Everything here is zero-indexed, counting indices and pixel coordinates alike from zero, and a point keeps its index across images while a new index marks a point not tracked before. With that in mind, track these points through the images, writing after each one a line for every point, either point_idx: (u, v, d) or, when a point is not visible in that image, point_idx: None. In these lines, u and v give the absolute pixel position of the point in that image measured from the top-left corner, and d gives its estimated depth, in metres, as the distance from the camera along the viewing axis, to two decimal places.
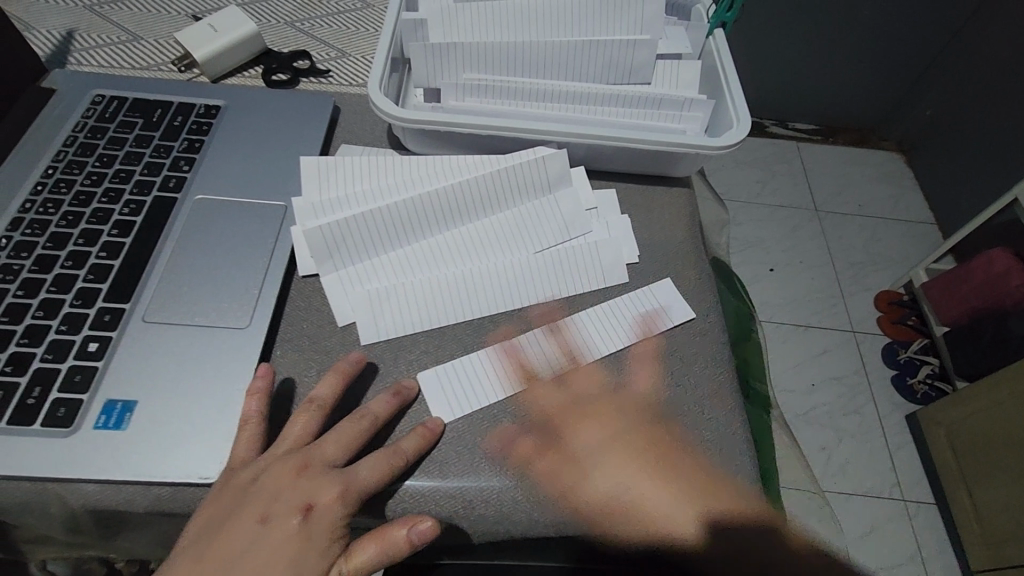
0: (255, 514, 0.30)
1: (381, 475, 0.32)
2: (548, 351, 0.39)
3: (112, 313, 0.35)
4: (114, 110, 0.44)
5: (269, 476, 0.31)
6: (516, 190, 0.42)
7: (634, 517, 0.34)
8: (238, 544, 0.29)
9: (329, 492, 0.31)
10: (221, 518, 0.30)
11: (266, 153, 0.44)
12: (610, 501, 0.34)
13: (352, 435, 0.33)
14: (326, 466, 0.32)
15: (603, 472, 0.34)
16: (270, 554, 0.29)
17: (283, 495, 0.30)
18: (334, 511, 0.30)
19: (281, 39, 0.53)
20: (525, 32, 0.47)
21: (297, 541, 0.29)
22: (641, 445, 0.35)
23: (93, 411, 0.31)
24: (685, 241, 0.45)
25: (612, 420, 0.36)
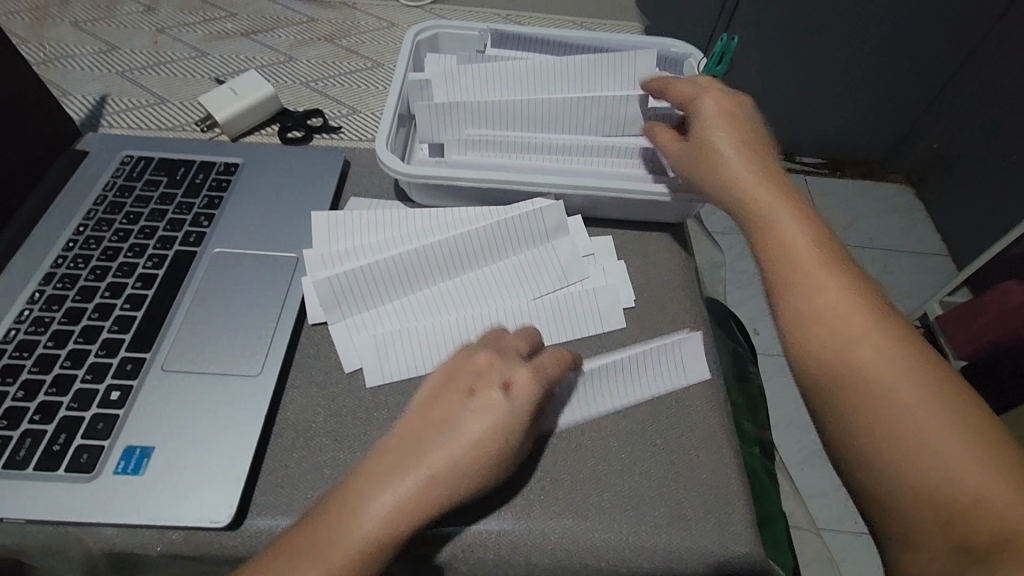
0: (463, 390, 0.34)
1: (560, 366, 0.36)
2: (634, 373, 0.40)
3: (133, 362, 0.37)
4: (141, 170, 0.47)
5: (478, 360, 0.35)
6: (516, 240, 0.44)
7: (766, 207, 0.38)
8: (453, 420, 0.33)
9: (521, 375, 0.34)
10: (441, 399, 0.34)
11: (281, 207, 0.47)
12: (752, 184, 0.39)
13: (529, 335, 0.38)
14: (517, 358, 0.36)
15: (760, 188, 0.39)
16: (479, 421, 0.33)
17: (480, 374, 0.35)
18: (528, 395, 0.34)
19: (296, 99, 0.56)
20: (524, 91, 0.50)
21: (495, 410, 0.33)
22: (755, 161, 0.41)
23: (113, 457, 0.33)
24: (681, 285, 0.46)
25: (735, 149, 0.41)
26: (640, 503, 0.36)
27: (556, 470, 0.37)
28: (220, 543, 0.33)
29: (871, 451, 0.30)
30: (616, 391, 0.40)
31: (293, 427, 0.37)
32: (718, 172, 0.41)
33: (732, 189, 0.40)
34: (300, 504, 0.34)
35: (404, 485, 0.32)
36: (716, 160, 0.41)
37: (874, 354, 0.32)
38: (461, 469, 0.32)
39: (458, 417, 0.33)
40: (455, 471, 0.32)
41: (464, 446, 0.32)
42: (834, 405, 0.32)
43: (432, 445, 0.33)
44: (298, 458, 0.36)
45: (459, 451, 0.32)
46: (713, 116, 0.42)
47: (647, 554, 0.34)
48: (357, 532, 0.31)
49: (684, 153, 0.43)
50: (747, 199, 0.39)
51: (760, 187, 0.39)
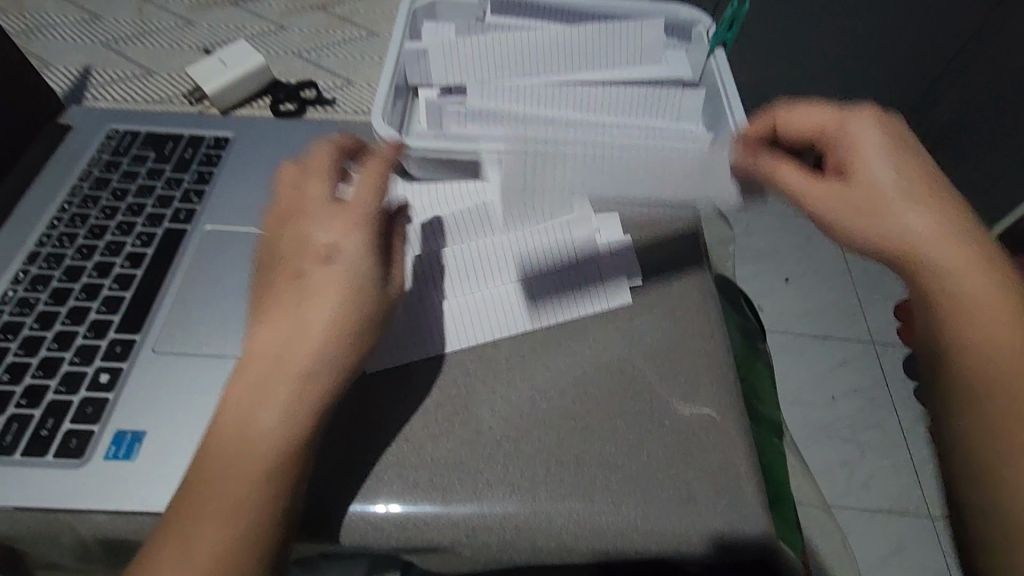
0: (307, 262, 0.34)
1: (373, 192, 0.36)
2: (539, 291, 0.42)
3: (123, 344, 0.36)
4: (127, 145, 0.45)
5: (302, 227, 0.35)
6: (519, 216, 0.43)
7: (887, 215, 0.37)
8: (297, 286, 0.34)
9: (342, 233, 0.35)
10: (284, 279, 0.34)
11: (273, 183, 0.45)
12: (901, 199, 0.37)
13: (321, 171, 0.37)
14: (325, 205, 0.36)
15: (915, 208, 0.37)
16: (326, 286, 0.33)
17: (303, 249, 0.35)
18: (353, 239, 0.34)
19: (289, 70, 0.54)
20: (525, 61, 0.48)
21: (331, 276, 0.34)
22: (940, 237, 0.36)
23: (103, 442, 0.32)
24: (690, 262, 0.45)
25: (869, 166, 0.38)
26: (648, 485, 0.35)
27: (561, 453, 0.36)
28: None
29: (973, 463, 0.34)
30: (524, 313, 0.41)
31: None
32: (832, 187, 0.39)
33: (842, 205, 0.39)
34: None
35: (268, 397, 0.32)
36: (846, 175, 0.39)
37: (1001, 377, 0.34)
38: (322, 337, 0.33)
39: (301, 280, 0.34)
40: (323, 334, 0.33)
41: (314, 319, 0.33)
42: (953, 414, 0.35)
43: (289, 317, 0.33)
44: None
45: (317, 315, 0.33)
46: (895, 162, 0.38)
47: (655, 537, 0.33)
48: (260, 439, 0.31)
49: (824, 190, 0.39)
50: (841, 210, 0.39)
51: (927, 245, 0.36)
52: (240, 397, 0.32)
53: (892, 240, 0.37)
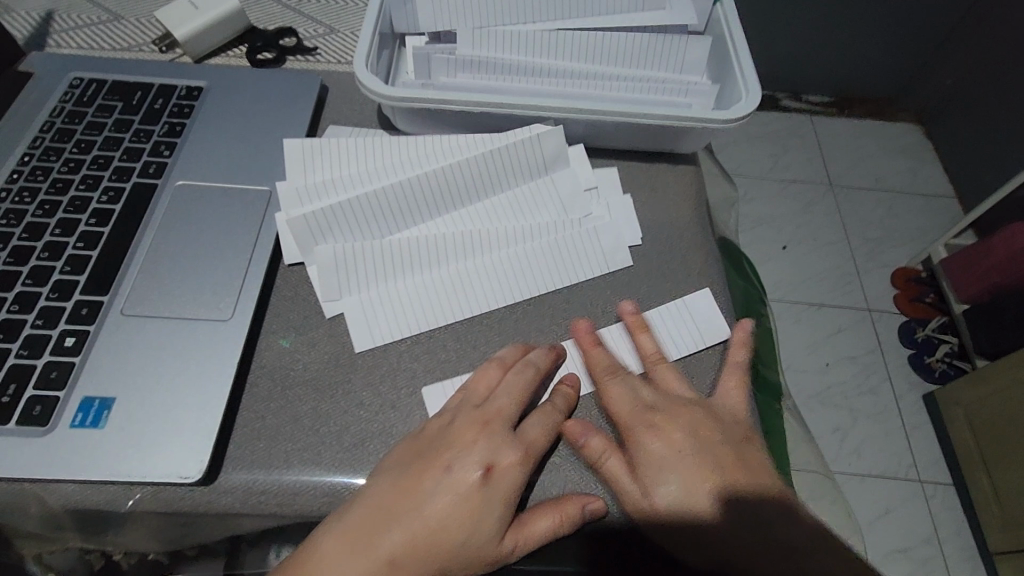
0: (480, 423, 0.32)
1: (546, 434, 0.32)
2: (538, 259, 0.39)
3: (89, 305, 0.33)
4: (92, 94, 0.42)
5: (478, 378, 0.34)
6: (510, 172, 0.40)
7: (669, 435, 0.34)
8: (467, 467, 0.31)
9: (509, 456, 0.31)
10: (456, 430, 0.32)
11: (250, 136, 0.42)
12: (665, 421, 0.34)
13: (523, 385, 0.33)
14: (506, 426, 0.32)
15: (681, 437, 0.34)
16: (519, 449, 0.31)
17: (456, 450, 0.31)
18: (512, 475, 0.31)
19: (267, 16, 0.50)
20: (519, 7, 0.45)
21: (474, 500, 0.30)
22: (733, 473, 0.33)
23: (70, 408, 0.30)
24: (692, 222, 0.43)
25: (695, 428, 0.34)
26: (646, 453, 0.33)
27: None
28: (193, 498, 0.31)
29: None
30: (522, 280, 0.38)
31: (270, 375, 0.34)
32: (617, 393, 0.35)
33: (660, 445, 0.34)
34: (278, 458, 0.32)
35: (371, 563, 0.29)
36: (667, 395, 0.35)
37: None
38: (497, 497, 0.30)
39: (453, 479, 0.31)
40: (508, 493, 0.30)
41: (462, 518, 0.30)
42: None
43: (439, 499, 0.30)
44: (278, 408, 0.33)
45: (507, 481, 0.31)
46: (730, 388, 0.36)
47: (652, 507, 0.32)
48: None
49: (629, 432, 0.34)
50: (647, 434, 0.34)
51: (677, 472, 0.33)
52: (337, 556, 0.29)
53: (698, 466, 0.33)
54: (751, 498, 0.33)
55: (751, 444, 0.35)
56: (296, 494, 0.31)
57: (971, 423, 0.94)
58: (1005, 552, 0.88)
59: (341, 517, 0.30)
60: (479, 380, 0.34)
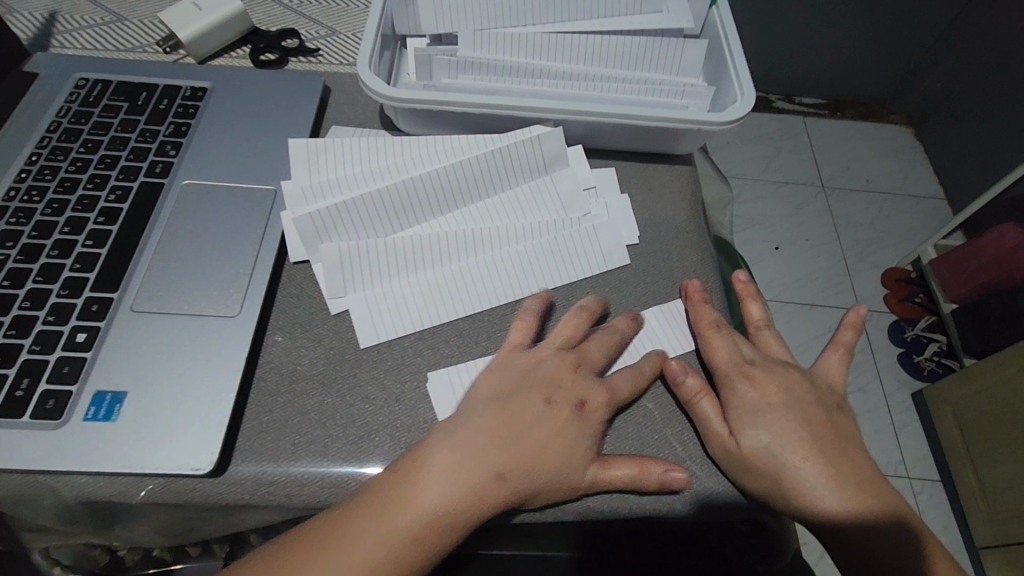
0: (572, 364, 0.35)
1: (632, 387, 0.35)
2: (538, 257, 0.40)
3: (99, 302, 0.34)
4: (98, 94, 0.42)
5: (565, 326, 0.36)
6: (511, 171, 0.41)
7: (760, 386, 0.36)
8: (565, 403, 0.34)
9: (600, 396, 0.34)
10: (549, 368, 0.35)
11: (255, 136, 0.43)
12: (761, 374, 0.37)
13: (612, 343, 0.36)
14: (594, 371, 0.35)
15: (773, 390, 0.36)
16: (608, 391, 0.34)
17: (563, 388, 0.34)
18: (601, 414, 0.34)
19: (269, 18, 0.51)
20: (519, 10, 0.46)
21: (570, 428, 0.33)
22: (820, 426, 0.35)
23: (82, 402, 0.31)
24: (688, 221, 0.44)
25: (790, 385, 0.37)
26: (643, 445, 0.34)
27: None
28: (203, 490, 0.31)
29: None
30: (524, 278, 0.39)
31: (277, 370, 0.35)
32: (719, 343, 0.37)
33: (753, 393, 0.36)
34: (285, 450, 0.32)
35: (459, 480, 0.30)
36: (762, 355, 0.38)
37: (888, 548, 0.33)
38: (586, 430, 0.33)
39: (551, 411, 0.33)
40: (597, 428, 0.33)
41: (553, 450, 0.32)
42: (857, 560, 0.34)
43: (539, 426, 0.33)
44: (285, 403, 0.34)
45: (597, 419, 0.33)
46: (830, 363, 0.40)
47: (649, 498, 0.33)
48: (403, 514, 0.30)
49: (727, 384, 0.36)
50: (742, 382, 0.36)
51: (768, 419, 0.35)
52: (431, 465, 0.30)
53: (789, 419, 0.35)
54: (835, 450, 0.35)
55: (842, 409, 0.37)
56: (303, 485, 0.32)
57: (960, 421, 0.96)
58: (991, 547, 0.90)
59: (465, 417, 0.32)
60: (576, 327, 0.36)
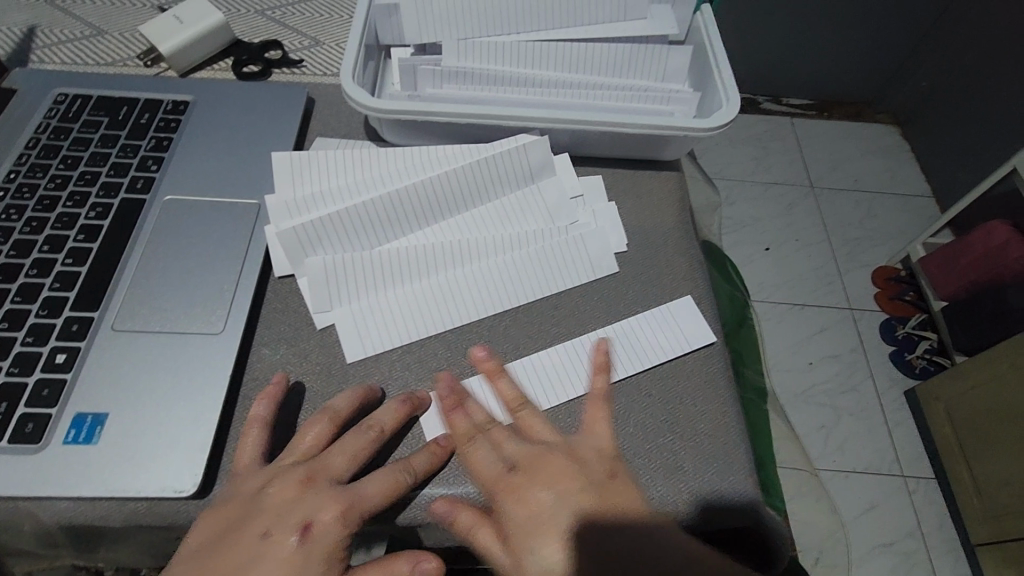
0: (301, 481, 0.31)
1: (384, 492, 0.31)
2: (526, 268, 0.39)
3: (80, 322, 0.34)
4: (77, 109, 0.42)
5: (306, 432, 0.32)
6: (498, 181, 0.40)
7: (527, 498, 0.32)
8: (286, 529, 0.29)
9: (329, 511, 0.30)
10: (270, 495, 0.30)
11: (237, 150, 0.42)
12: (522, 481, 0.32)
13: (359, 446, 0.32)
14: (333, 481, 0.31)
15: (538, 497, 0.32)
16: (342, 503, 0.30)
17: (287, 512, 0.30)
18: (335, 531, 0.30)
19: (252, 29, 0.51)
20: (504, 18, 0.45)
21: (297, 560, 0.29)
22: (595, 528, 0.31)
23: (62, 425, 0.30)
24: (676, 226, 0.43)
25: (622, 451, 0.34)
26: (635, 455, 0.34)
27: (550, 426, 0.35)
28: (187, 512, 0.31)
29: None
30: (512, 289, 0.39)
31: (262, 388, 0.34)
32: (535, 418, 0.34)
33: (519, 510, 0.32)
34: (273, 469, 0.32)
35: None
36: (527, 447, 0.33)
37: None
38: (318, 558, 0.29)
39: (267, 545, 0.29)
40: (328, 554, 0.29)
41: None
42: None
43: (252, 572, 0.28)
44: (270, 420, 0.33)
45: (326, 540, 0.29)
46: (596, 420, 0.34)
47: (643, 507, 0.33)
48: None
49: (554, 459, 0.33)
50: (509, 500, 0.32)
51: (549, 537, 0.31)
52: None
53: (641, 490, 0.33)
54: (642, 552, 0.30)
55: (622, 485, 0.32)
56: None
57: (953, 417, 0.96)
58: (987, 544, 0.90)
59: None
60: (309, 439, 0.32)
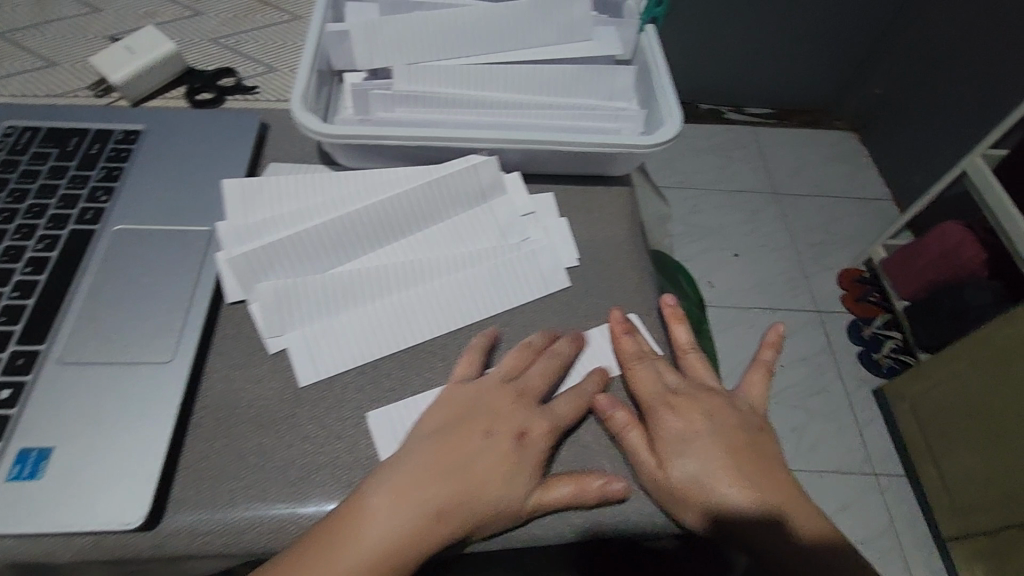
0: (514, 395, 0.35)
1: (575, 410, 0.35)
2: (481, 286, 0.40)
3: (25, 356, 0.33)
4: (25, 142, 0.42)
5: (511, 360, 0.37)
6: (447, 201, 0.41)
7: (687, 415, 0.37)
8: (506, 432, 0.34)
9: (541, 423, 0.34)
10: (491, 401, 0.35)
11: (190, 178, 0.42)
12: (686, 403, 0.37)
13: (552, 370, 0.37)
14: (536, 399, 0.36)
15: (701, 417, 0.37)
16: (548, 420, 0.35)
17: (505, 418, 0.34)
18: (544, 440, 0.34)
19: (205, 57, 0.51)
20: (453, 42, 0.47)
21: (514, 454, 0.33)
22: (744, 450, 0.36)
23: (5, 462, 0.30)
24: (627, 239, 0.45)
25: (712, 412, 0.37)
26: (587, 466, 0.35)
27: None
28: (137, 545, 0.30)
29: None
30: (466, 308, 0.39)
31: (214, 416, 0.34)
32: (643, 375, 0.37)
33: (679, 422, 0.36)
34: (223, 497, 0.32)
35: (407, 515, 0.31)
36: (689, 382, 0.39)
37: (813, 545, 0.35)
38: (529, 460, 0.33)
39: (490, 444, 0.33)
40: (538, 457, 0.33)
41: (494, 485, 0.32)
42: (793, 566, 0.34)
43: (484, 461, 0.33)
44: (223, 448, 0.33)
45: (539, 447, 0.34)
46: (753, 382, 0.41)
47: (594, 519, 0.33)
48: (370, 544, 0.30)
49: (654, 408, 0.36)
50: (672, 413, 0.37)
51: (689, 446, 0.35)
52: (389, 500, 0.31)
53: (726, 442, 0.36)
54: (757, 469, 0.35)
55: (767, 430, 0.38)
56: (243, 532, 0.31)
57: (918, 415, 0.98)
58: (958, 537, 0.91)
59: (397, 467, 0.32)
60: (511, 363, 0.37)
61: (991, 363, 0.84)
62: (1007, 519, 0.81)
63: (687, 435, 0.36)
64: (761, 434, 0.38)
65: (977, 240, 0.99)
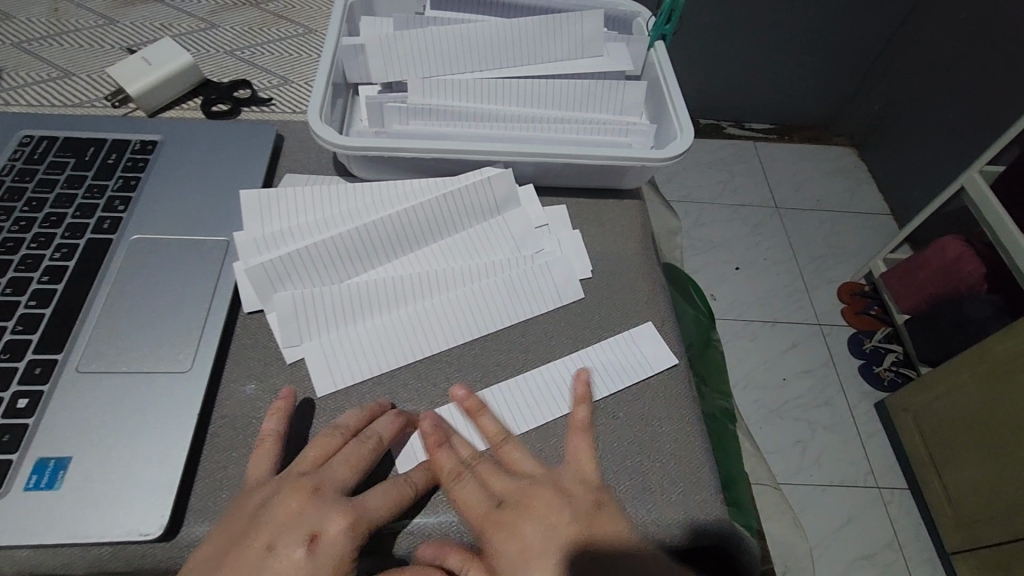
0: (307, 492, 0.31)
1: (388, 503, 0.31)
2: (498, 297, 0.40)
3: (43, 365, 0.33)
4: (43, 151, 0.42)
5: (317, 446, 0.33)
6: (463, 212, 0.42)
7: (517, 531, 0.32)
8: (293, 541, 0.29)
9: (337, 523, 0.30)
10: (280, 503, 0.30)
11: (207, 188, 0.43)
12: (511, 515, 0.32)
13: (361, 457, 0.32)
14: (337, 493, 0.31)
15: (527, 531, 0.31)
16: (349, 516, 0.30)
17: (291, 524, 0.30)
18: (341, 543, 0.30)
19: (221, 69, 0.52)
20: (467, 57, 0.47)
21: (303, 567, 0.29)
22: (579, 554, 0.31)
23: (23, 471, 0.30)
24: (640, 252, 0.45)
25: (537, 516, 0.32)
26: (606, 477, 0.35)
27: (520, 453, 0.35)
28: (154, 555, 0.30)
29: None
30: (481, 318, 0.40)
31: (232, 426, 0.34)
32: (457, 489, 0.33)
33: (506, 546, 0.31)
34: None
35: None
36: (513, 480, 0.33)
37: None
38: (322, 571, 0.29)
39: (273, 557, 0.29)
40: (337, 563, 0.29)
41: None
42: None
43: None
44: (242, 457, 0.33)
45: (336, 550, 0.29)
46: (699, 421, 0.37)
47: None
48: None
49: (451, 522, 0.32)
50: (505, 538, 0.31)
51: (537, 565, 0.31)
52: None
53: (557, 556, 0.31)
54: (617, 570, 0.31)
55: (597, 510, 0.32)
56: None
57: (921, 428, 0.98)
58: (961, 551, 0.91)
59: None
60: (318, 450, 0.33)
61: (993, 376, 0.84)
62: (1013, 532, 0.81)
63: (505, 554, 0.31)
64: (595, 518, 0.32)
65: (977, 255, 1.00)
